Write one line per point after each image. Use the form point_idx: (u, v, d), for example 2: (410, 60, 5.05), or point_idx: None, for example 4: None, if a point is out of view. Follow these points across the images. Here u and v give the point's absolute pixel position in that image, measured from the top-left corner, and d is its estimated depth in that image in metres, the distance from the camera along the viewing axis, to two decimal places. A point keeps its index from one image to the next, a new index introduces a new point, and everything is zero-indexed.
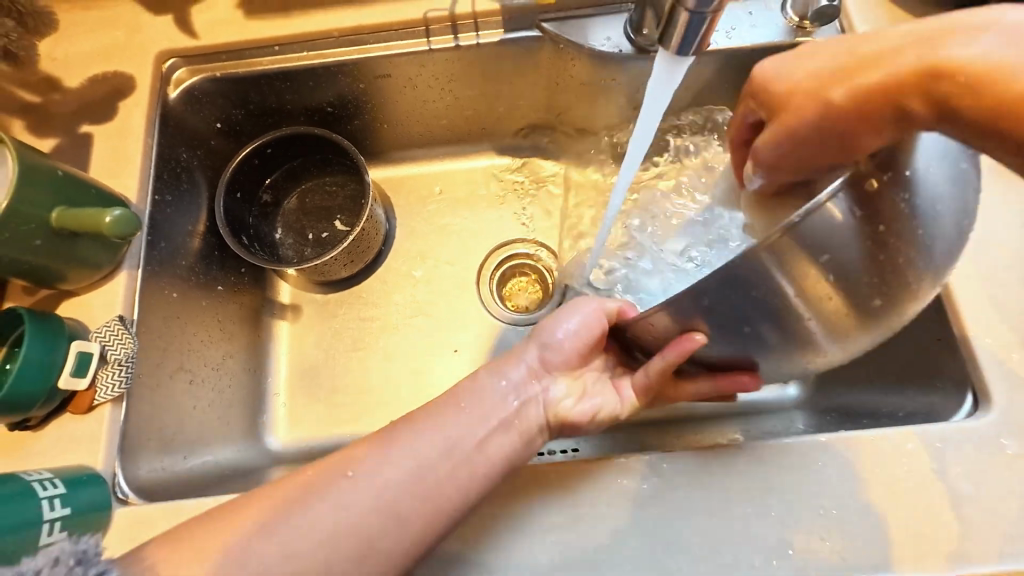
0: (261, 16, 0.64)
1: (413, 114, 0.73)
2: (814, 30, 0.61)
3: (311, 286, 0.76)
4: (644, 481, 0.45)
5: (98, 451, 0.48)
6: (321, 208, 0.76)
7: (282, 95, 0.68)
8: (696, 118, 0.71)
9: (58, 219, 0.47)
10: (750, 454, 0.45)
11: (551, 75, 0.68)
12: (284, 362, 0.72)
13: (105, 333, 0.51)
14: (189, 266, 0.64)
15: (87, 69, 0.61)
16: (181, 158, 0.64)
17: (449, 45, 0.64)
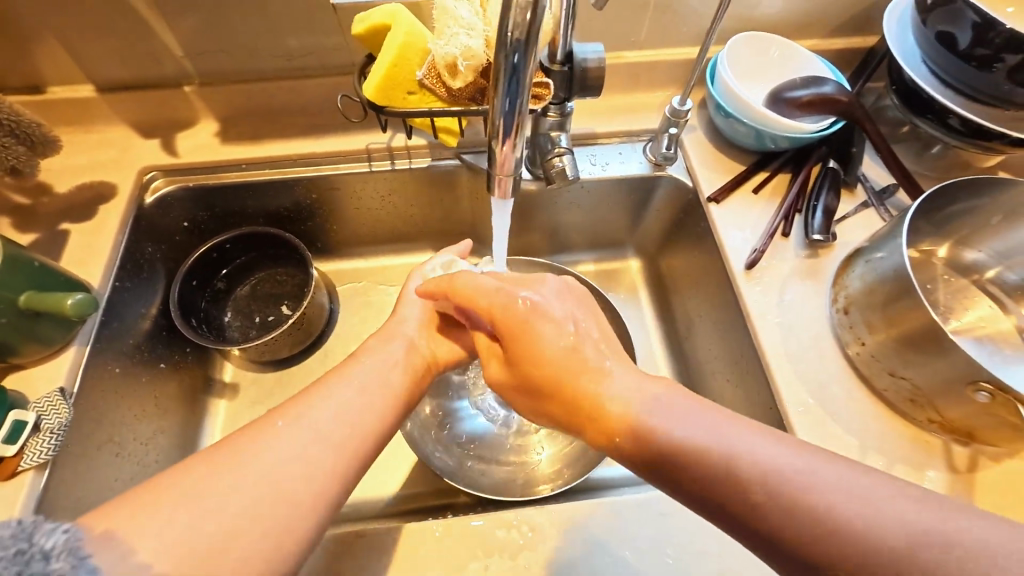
0: (233, 142, 0.79)
1: (359, 219, 0.87)
2: (666, 166, 0.78)
3: (250, 365, 0.82)
4: (519, 535, 0.51)
5: (12, 517, 0.52)
6: (270, 295, 0.86)
7: (245, 202, 0.81)
8: (595, 226, 0.88)
9: (26, 301, 0.54)
10: (609, 508, 0.53)
11: (471, 193, 0.85)
12: (216, 438, 0.77)
13: (43, 403, 0.56)
14: (135, 344, 0.71)
15: (77, 178, 0.74)
16: (146, 252, 0.75)
17: (386, 167, 0.80)
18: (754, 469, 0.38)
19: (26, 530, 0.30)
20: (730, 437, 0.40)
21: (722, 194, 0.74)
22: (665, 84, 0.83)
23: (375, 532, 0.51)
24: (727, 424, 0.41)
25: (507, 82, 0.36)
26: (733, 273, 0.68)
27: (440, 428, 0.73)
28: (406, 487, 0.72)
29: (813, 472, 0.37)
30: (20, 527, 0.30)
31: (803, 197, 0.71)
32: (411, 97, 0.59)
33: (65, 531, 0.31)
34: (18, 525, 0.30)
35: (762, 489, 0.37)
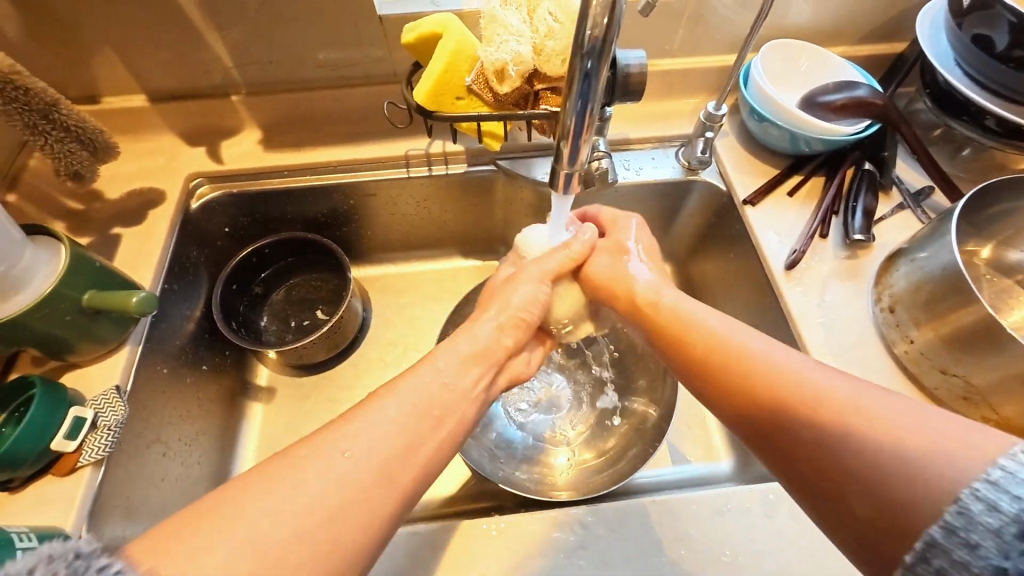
0: (276, 150, 0.81)
1: (393, 225, 0.89)
2: (700, 170, 0.79)
3: (287, 369, 0.83)
4: (572, 533, 0.51)
5: (70, 512, 0.53)
6: (306, 300, 0.87)
7: (285, 208, 0.83)
8: None
9: (89, 299, 0.56)
10: (660, 506, 0.53)
11: (505, 200, 0.86)
12: (253, 442, 0.77)
13: (99, 401, 0.57)
14: (181, 345, 0.72)
15: (127, 184, 0.76)
16: (191, 256, 0.77)
17: (423, 173, 0.81)
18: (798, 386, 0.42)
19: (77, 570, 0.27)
20: (792, 363, 0.44)
21: (757, 197, 0.75)
22: (697, 90, 0.84)
23: (426, 531, 0.51)
24: (802, 356, 0.45)
25: (580, 85, 0.38)
26: (772, 274, 0.69)
27: (475, 431, 0.72)
28: (443, 490, 0.72)
29: (852, 394, 0.39)
30: (76, 562, 0.28)
31: (839, 199, 0.72)
32: (459, 102, 0.61)
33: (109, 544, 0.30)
34: (73, 559, 0.28)
35: (796, 399, 0.41)
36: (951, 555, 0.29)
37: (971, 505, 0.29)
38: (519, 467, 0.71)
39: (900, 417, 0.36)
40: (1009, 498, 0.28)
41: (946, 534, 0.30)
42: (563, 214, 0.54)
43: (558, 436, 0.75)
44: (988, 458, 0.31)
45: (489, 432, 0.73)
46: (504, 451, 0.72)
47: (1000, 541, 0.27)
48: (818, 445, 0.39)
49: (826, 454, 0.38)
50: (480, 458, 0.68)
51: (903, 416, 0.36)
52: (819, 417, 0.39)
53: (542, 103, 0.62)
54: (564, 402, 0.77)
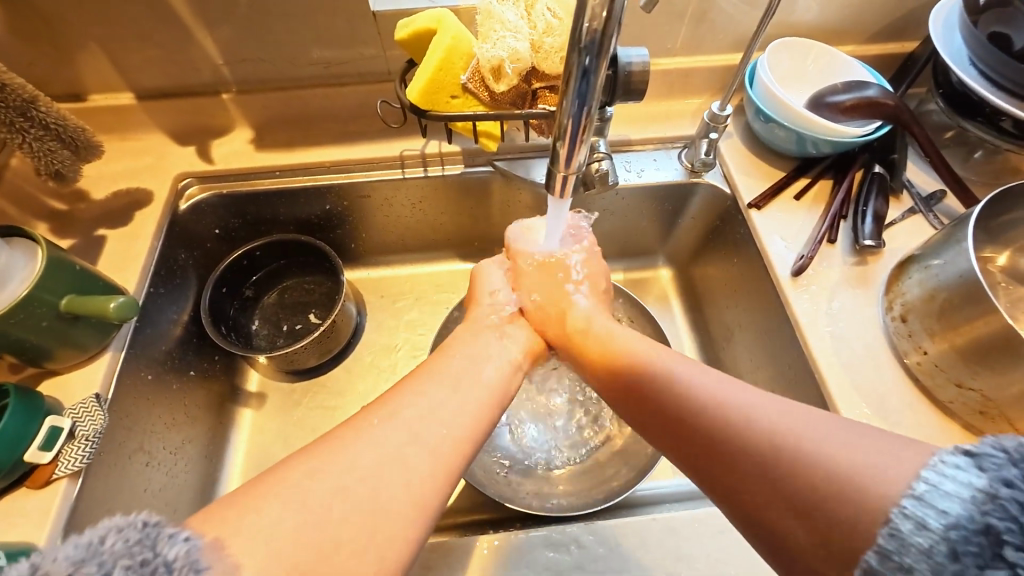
0: (268, 149, 0.79)
1: (388, 226, 0.87)
2: (703, 172, 0.77)
3: (278, 375, 0.81)
4: (569, 552, 0.49)
5: (45, 527, 0.50)
6: (298, 303, 0.85)
7: (277, 209, 0.81)
8: (628, 234, 0.86)
9: (68, 305, 0.54)
10: (662, 524, 0.51)
11: (503, 201, 0.84)
12: (242, 450, 0.75)
13: (78, 409, 0.55)
14: (167, 351, 0.70)
15: (114, 184, 0.74)
16: (179, 258, 0.74)
17: (419, 174, 0.79)
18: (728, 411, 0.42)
19: (151, 536, 0.28)
20: (723, 387, 0.44)
21: (762, 201, 0.72)
22: (700, 90, 0.82)
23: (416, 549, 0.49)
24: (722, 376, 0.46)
25: (578, 83, 0.36)
26: (778, 281, 0.66)
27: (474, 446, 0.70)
28: None
29: (784, 418, 0.39)
30: (145, 531, 0.28)
31: (848, 203, 0.70)
32: (454, 101, 0.59)
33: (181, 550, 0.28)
34: (143, 528, 0.28)
35: (729, 425, 0.41)
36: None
37: (900, 523, 0.29)
38: (515, 482, 0.68)
39: (822, 437, 0.36)
40: (936, 515, 0.28)
41: (880, 558, 0.30)
42: (560, 218, 0.52)
43: (561, 448, 0.72)
44: (913, 469, 0.31)
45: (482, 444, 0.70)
46: (504, 465, 0.70)
47: (931, 562, 0.27)
48: (753, 473, 0.38)
49: (761, 484, 0.37)
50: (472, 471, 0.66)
51: (828, 435, 0.36)
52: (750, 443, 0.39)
53: (540, 102, 0.60)
54: (566, 411, 0.75)
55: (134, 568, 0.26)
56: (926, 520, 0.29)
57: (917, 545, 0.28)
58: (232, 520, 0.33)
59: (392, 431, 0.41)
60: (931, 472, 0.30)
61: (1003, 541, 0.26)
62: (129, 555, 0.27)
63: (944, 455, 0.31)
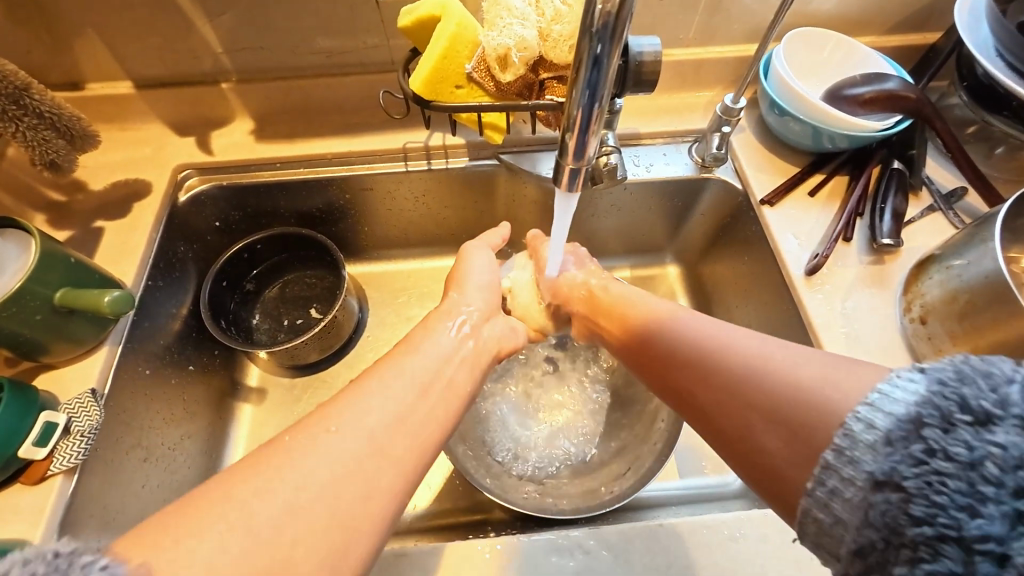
0: (268, 141, 0.77)
1: (391, 220, 0.85)
2: (714, 167, 0.75)
3: (279, 370, 0.80)
4: (572, 558, 0.48)
5: (39, 524, 0.49)
6: (300, 297, 0.83)
7: (278, 201, 0.79)
8: (636, 230, 0.84)
9: (61, 298, 0.52)
10: (669, 530, 0.49)
11: (507, 195, 0.82)
12: (241, 445, 0.74)
13: (73, 405, 0.54)
14: (166, 345, 0.69)
15: (112, 175, 0.73)
16: (178, 251, 0.73)
17: (422, 168, 0.77)
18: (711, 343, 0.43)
19: (61, 566, 0.26)
20: (708, 325, 0.45)
21: (775, 197, 0.70)
22: (712, 83, 0.79)
23: (417, 552, 0.48)
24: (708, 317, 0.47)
25: (589, 72, 0.34)
26: (790, 280, 0.64)
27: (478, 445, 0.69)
28: (438, 501, 0.68)
29: (765, 346, 0.40)
30: (55, 562, 0.26)
31: (865, 200, 0.67)
32: (458, 91, 0.57)
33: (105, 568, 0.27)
34: (54, 559, 0.26)
35: (709, 356, 0.42)
36: (840, 473, 0.30)
37: (854, 425, 0.30)
38: (519, 483, 0.67)
39: (799, 361, 0.37)
40: (882, 414, 0.29)
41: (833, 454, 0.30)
42: (568, 214, 0.50)
43: (566, 448, 0.71)
44: (872, 381, 0.32)
45: (485, 443, 0.70)
46: (507, 464, 0.69)
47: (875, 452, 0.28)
48: (730, 395, 0.39)
49: (737, 404, 0.38)
50: (474, 470, 0.65)
51: (804, 359, 0.37)
52: (728, 369, 0.40)
53: (548, 93, 0.58)
54: (571, 410, 0.74)
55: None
56: (876, 422, 0.29)
57: (859, 438, 0.29)
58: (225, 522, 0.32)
59: (390, 433, 0.40)
60: (885, 384, 0.31)
61: (932, 424, 0.26)
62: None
63: (900, 370, 0.31)
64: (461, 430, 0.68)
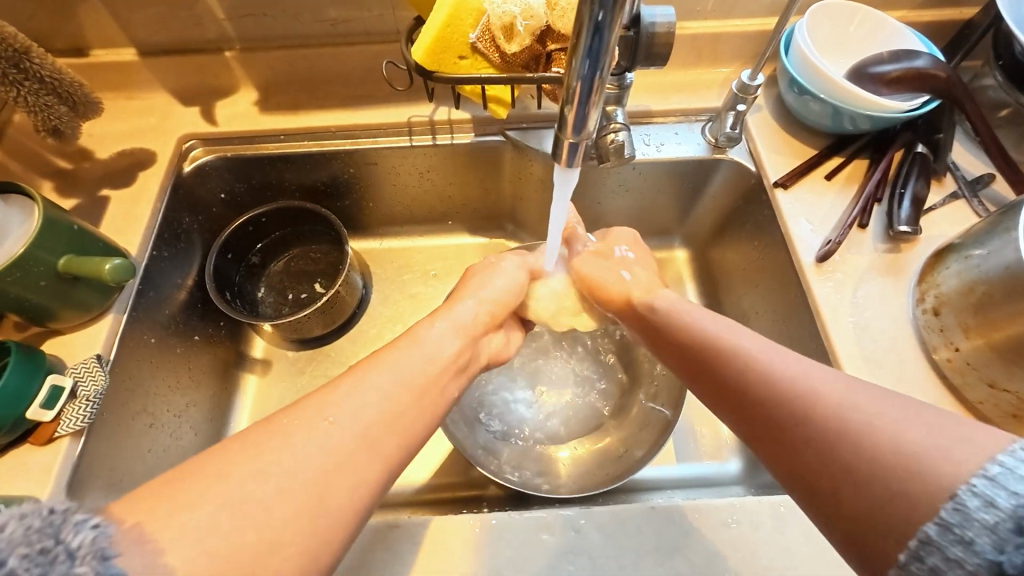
0: (272, 112, 0.76)
1: (396, 196, 0.84)
2: (728, 148, 0.72)
3: (284, 343, 0.80)
4: (563, 537, 0.48)
5: (48, 482, 0.51)
6: (304, 272, 0.83)
7: (283, 174, 0.79)
8: (644, 213, 0.83)
9: (65, 264, 0.53)
10: (661, 513, 0.49)
11: (514, 172, 0.80)
12: (246, 415, 0.76)
13: (80, 369, 0.56)
14: (172, 315, 0.69)
15: (117, 144, 0.73)
16: (183, 222, 0.73)
17: (427, 143, 0.76)
18: (762, 368, 0.40)
19: (55, 524, 0.25)
20: (781, 358, 0.40)
21: (789, 180, 0.67)
22: (730, 59, 0.76)
23: (409, 524, 0.48)
24: (770, 341, 0.43)
25: (590, 40, 0.32)
26: (801, 266, 0.63)
27: (477, 428, 0.68)
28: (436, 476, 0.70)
29: (842, 379, 0.37)
30: (52, 517, 0.26)
31: (884, 185, 0.64)
32: (462, 62, 0.55)
33: (95, 527, 0.27)
34: (49, 515, 0.25)
35: (800, 405, 0.36)
36: (945, 553, 0.27)
37: (966, 500, 0.27)
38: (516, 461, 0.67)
39: (881, 405, 0.34)
40: (1006, 493, 0.26)
41: (942, 531, 0.27)
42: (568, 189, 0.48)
43: (562, 437, 0.70)
44: (988, 453, 0.28)
45: (480, 418, 0.70)
46: (500, 447, 0.68)
47: (995, 538, 0.25)
48: (802, 434, 0.35)
49: (812, 446, 0.34)
50: (467, 442, 0.65)
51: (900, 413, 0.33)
52: (799, 406, 0.36)
53: (555, 65, 0.56)
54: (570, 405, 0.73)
55: (32, 555, 0.24)
56: (996, 499, 0.26)
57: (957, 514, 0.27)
58: (212, 485, 0.33)
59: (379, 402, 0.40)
60: (1008, 456, 0.27)
61: None
62: (27, 542, 0.24)
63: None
64: (458, 404, 0.67)
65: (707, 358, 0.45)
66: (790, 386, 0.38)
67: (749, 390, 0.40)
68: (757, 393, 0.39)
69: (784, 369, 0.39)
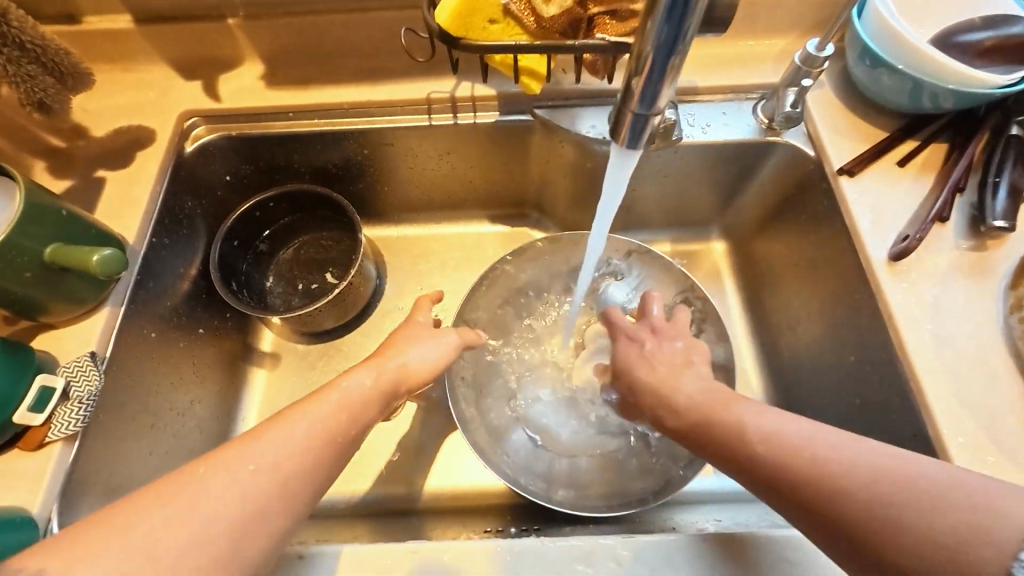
0: (280, 87, 0.70)
1: (412, 180, 0.78)
2: (783, 130, 0.65)
3: (294, 336, 0.76)
4: (602, 569, 0.43)
5: (38, 492, 0.47)
6: (315, 260, 0.78)
7: (291, 155, 0.73)
8: (680, 202, 0.75)
9: (52, 254, 0.48)
10: (713, 544, 0.44)
11: (542, 155, 0.73)
12: (254, 411, 0.71)
13: (72, 369, 0.52)
14: (174, 307, 0.65)
15: (114, 120, 0.67)
16: (185, 206, 0.68)
17: (447, 122, 0.69)
18: (822, 465, 0.39)
19: None
20: (831, 447, 0.40)
21: (856, 167, 0.60)
22: (787, 29, 0.68)
23: (429, 550, 0.44)
24: (807, 423, 0.43)
25: None
26: (870, 264, 0.56)
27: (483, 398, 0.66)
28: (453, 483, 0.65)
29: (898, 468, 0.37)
30: None
31: (971, 173, 0.57)
32: (493, 27, 0.49)
33: None
34: None
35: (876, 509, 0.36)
36: None
37: None
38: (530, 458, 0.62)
39: (952, 494, 0.35)
40: None
41: None
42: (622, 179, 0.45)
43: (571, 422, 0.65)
44: None
45: (487, 389, 0.67)
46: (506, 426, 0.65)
47: None
48: (891, 542, 0.35)
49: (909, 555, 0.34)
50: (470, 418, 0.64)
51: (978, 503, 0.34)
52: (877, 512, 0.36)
53: (599, 31, 0.49)
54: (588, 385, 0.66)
55: None
56: None
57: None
58: None
59: None
60: None
61: None
62: None
63: None
64: (462, 369, 0.66)
65: (756, 452, 0.43)
66: (858, 488, 0.37)
67: (808, 490, 0.39)
68: (823, 494, 0.38)
69: (844, 465, 0.38)
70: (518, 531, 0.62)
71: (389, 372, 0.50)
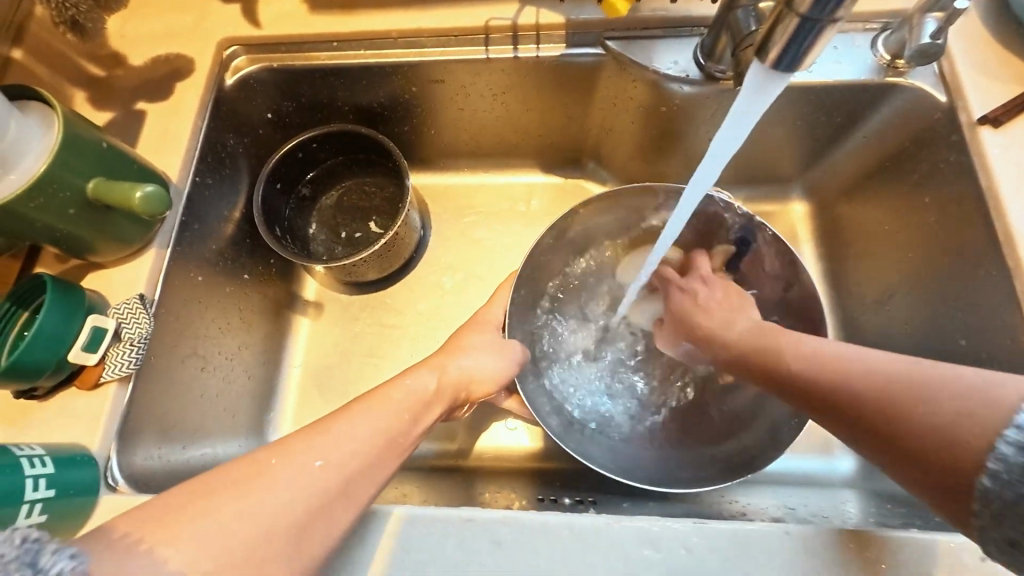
0: (323, 11, 0.63)
1: (462, 123, 0.71)
2: (908, 69, 0.54)
3: (337, 286, 0.73)
4: (669, 553, 0.40)
5: (97, 431, 0.48)
6: (357, 207, 0.73)
7: (335, 91, 0.67)
8: (760, 155, 0.66)
9: (93, 191, 0.46)
10: (797, 539, 0.39)
11: (609, 97, 0.65)
12: (300, 358, 0.71)
13: (122, 310, 0.51)
14: (219, 251, 0.62)
15: (152, 48, 0.63)
16: (227, 144, 0.64)
17: (506, 55, 0.62)
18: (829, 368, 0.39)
19: None
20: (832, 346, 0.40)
21: (1002, 116, 0.50)
22: None
23: (484, 519, 0.42)
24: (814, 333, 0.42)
25: None
26: (1007, 235, 0.47)
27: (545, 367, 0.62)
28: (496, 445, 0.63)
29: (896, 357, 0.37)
30: None
31: None
32: None
33: None
34: None
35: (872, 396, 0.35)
36: None
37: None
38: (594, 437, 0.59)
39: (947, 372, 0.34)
40: None
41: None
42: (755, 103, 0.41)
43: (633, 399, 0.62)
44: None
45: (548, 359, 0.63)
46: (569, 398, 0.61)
47: None
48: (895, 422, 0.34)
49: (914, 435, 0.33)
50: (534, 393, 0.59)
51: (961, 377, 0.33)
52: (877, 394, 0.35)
53: None
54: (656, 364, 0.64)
55: None
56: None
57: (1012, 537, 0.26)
58: None
59: None
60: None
61: None
62: None
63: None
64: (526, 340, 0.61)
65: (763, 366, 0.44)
66: (858, 377, 0.37)
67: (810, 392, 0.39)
68: (816, 393, 0.39)
69: (848, 365, 0.38)
70: (573, 502, 0.58)
71: (447, 377, 0.50)
